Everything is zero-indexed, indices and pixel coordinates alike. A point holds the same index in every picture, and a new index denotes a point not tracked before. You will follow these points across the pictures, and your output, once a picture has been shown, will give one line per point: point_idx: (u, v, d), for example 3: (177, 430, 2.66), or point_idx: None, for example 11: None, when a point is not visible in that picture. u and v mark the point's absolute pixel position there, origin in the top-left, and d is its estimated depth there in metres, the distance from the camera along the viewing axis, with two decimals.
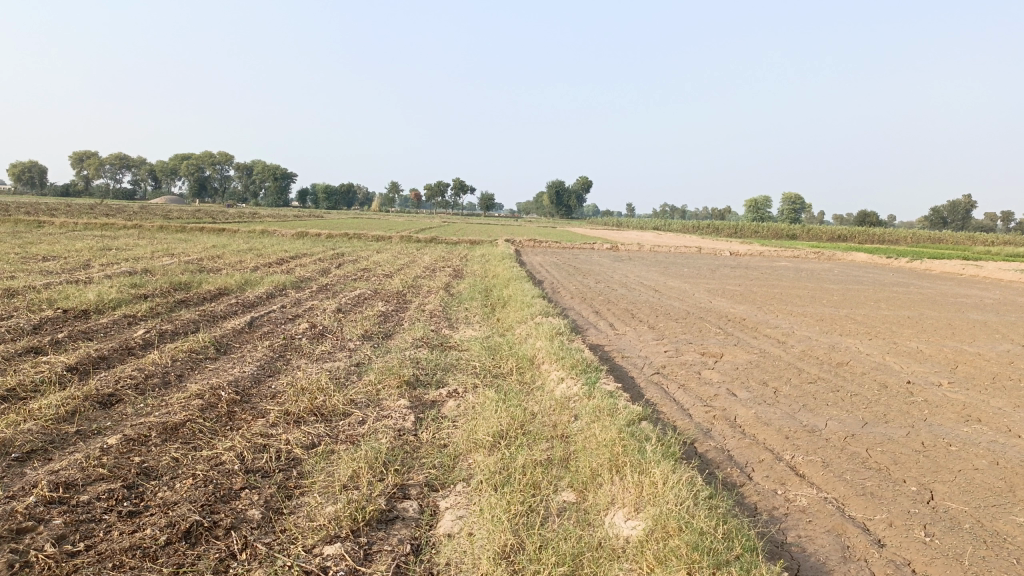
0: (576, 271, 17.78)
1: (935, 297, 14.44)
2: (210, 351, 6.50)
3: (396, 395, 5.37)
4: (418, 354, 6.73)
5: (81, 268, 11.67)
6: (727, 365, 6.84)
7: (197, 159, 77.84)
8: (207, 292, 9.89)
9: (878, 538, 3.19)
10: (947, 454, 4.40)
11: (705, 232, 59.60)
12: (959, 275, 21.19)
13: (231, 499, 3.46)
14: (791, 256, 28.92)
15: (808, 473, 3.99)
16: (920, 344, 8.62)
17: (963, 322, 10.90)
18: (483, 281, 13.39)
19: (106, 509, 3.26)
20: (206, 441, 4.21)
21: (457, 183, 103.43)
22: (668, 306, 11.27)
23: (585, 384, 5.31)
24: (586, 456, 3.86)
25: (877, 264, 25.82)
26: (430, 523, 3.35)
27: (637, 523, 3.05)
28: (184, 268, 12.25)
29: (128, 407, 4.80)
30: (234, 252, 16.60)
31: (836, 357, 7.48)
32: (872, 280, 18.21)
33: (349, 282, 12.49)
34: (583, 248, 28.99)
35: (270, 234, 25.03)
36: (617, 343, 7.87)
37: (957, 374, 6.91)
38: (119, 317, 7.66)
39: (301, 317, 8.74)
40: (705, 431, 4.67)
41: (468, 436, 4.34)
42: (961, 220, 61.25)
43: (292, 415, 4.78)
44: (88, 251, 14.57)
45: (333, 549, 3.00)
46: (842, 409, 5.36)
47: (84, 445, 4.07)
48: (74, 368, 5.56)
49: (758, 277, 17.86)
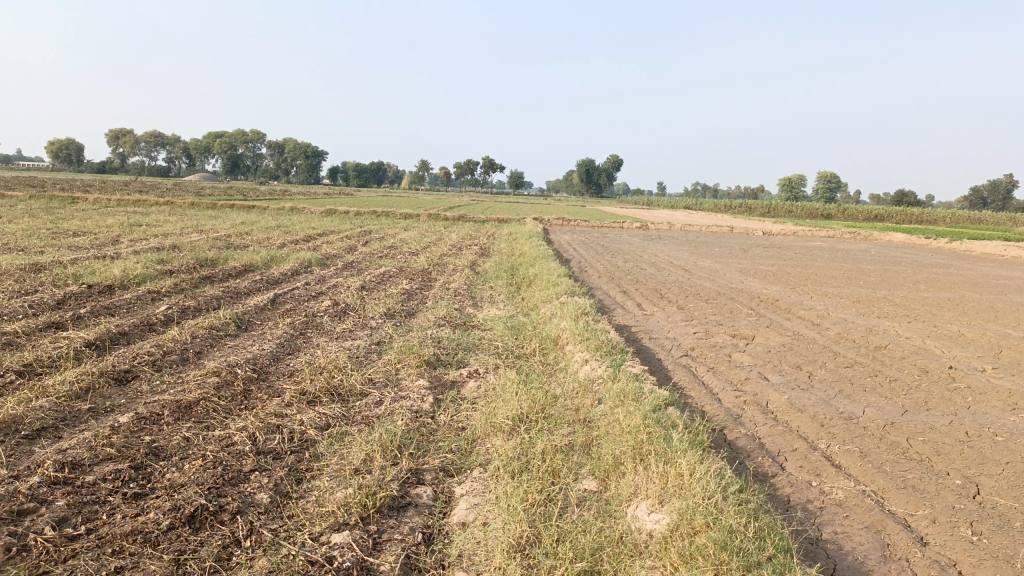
0: (605, 250, 17.56)
1: (975, 279, 13.97)
2: (231, 328, 6.41)
3: (415, 375, 5.23)
4: (440, 333, 6.59)
5: (109, 244, 11.69)
6: (759, 348, 6.60)
7: (228, 137, 78.28)
8: (232, 268, 9.83)
9: (921, 536, 2.99)
10: (993, 446, 4.15)
11: (737, 211, 58.68)
12: (1002, 257, 20.53)
13: (239, 481, 3.34)
14: (826, 236, 28.43)
15: (845, 464, 3.78)
16: (961, 327, 8.30)
17: (1007, 305, 10.50)
18: (508, 259, 13.22)
19: (111, 491, 3.15)
20: (219, 421, 4.09)
21: (487, 161, 102.73)
22: (697, 286, 10.99)
23: (610, 366, 5.12)
24: (610, 443, 3.67)
25: (916, 245, 25.13)
26: (443, 511, 3.20)
27: (662, 517, 2.87)
28: (211, 245, 12.22)
29: (143, 384, 4.72)
30: (262, 228, 16.57)
31: (873, 340, 7.20)
32: (909, 261, 17.69)
33: (375, 259, 12.39)
34: (612, 226, 28.66)
35: (299, 211, 25.09)
36: (645, 324, 7.66)
37: (1002, 359, 6.61)
38: (143, 292, 7.61)
39: (324, 294, 8.64)
40: (736, 418, 4.47)
41: (488, 419, 4.19)
42: (1001, 201, 59.77)
43: (308, 394, 4.65)
44: (117, 226, 14.62)
45: (340, 537, 2.85)
46: (880, 395, 5.12)
47: (96, 423, 3.98)
48: (92, 344, 5.48)
49: (792, 257, 17.48)
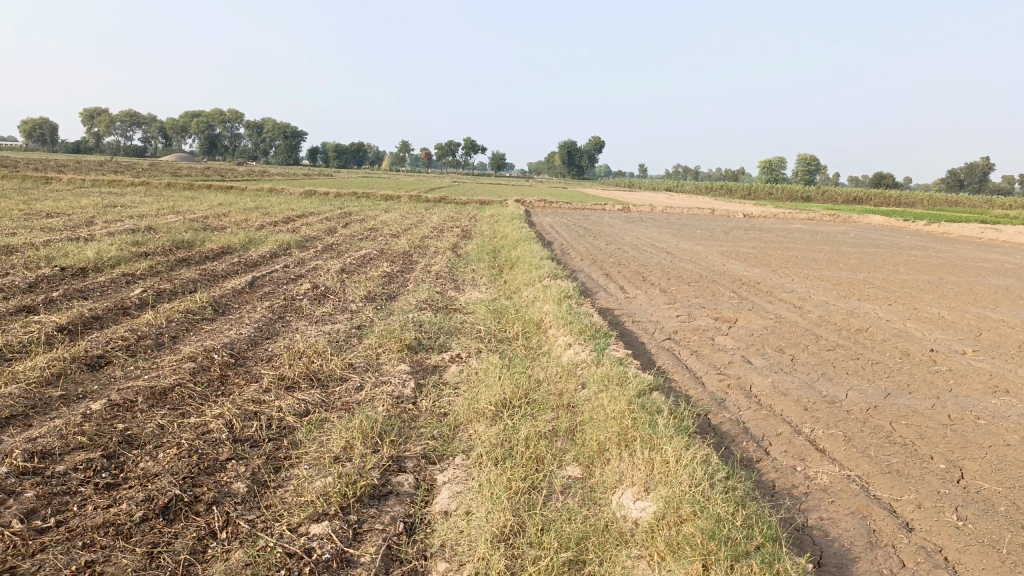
0: (587, 232, 17.56)
1: (953, 261, 14.08)
2: (208, 311, 6.29)
3: (396, 360, 5.15)
4: (422, 317, 6.51)
5: (83, 226, 11.46)
6: (741, 331, 6.59)
7: (206, 117, 77.21)
8: (209, 251, 9.67)
9: (906, 522, 2.97)
10: (976, 429, 4.15)
11: (719, 194, 58.85)
12: (980, 239, 20.70)
13: (215, 471, 3.26)
14: (806, 218, 28.58)
15: (829, 448, 3.76)
16: (941, 309, 8.35)
17: (985, 287, 10.57)
18: (490, 242, 13.13)
19: (82, 482, 3.06)
20: (195, 408, 4.00)
21: (468, 143, 102.10)
22: (679, 269, 10.96)
23: (593, 350, 5.07)
24: (594, 429, 3.62)
25: (895, 227, 25.28)
26: (425, 499, 3.15)
27: (647, 504, 2.83)
28: (188, 226, 12.01)
29: (117, 370, 4.61)
30: (240, 210, 16.34)
31: (855, 323, 7.21)
32: (889, 244, 17.81)
33: (356, 242, 12.25)
34: (594, 209, 28.55)
35: (278, 192, 24.81)
36: (628, 307, 7.62)
37: (982, 341, 6.64)
38: (118, 275, 7.45)
39: (303, 277, 8.51)
40: (720, 402, 4.44)
41: (470, 404, 4.13)
42: (978, 183, 60.41)
43: (286, 380, 4.57)
44: (92, 208, 14.34)
45: (319, 528, 2.79)
46: (863, 378, 5.11)
47: (67, 410, 3.88)
48: (64, 328, 5.35)
49: (772, 240, 17.51)
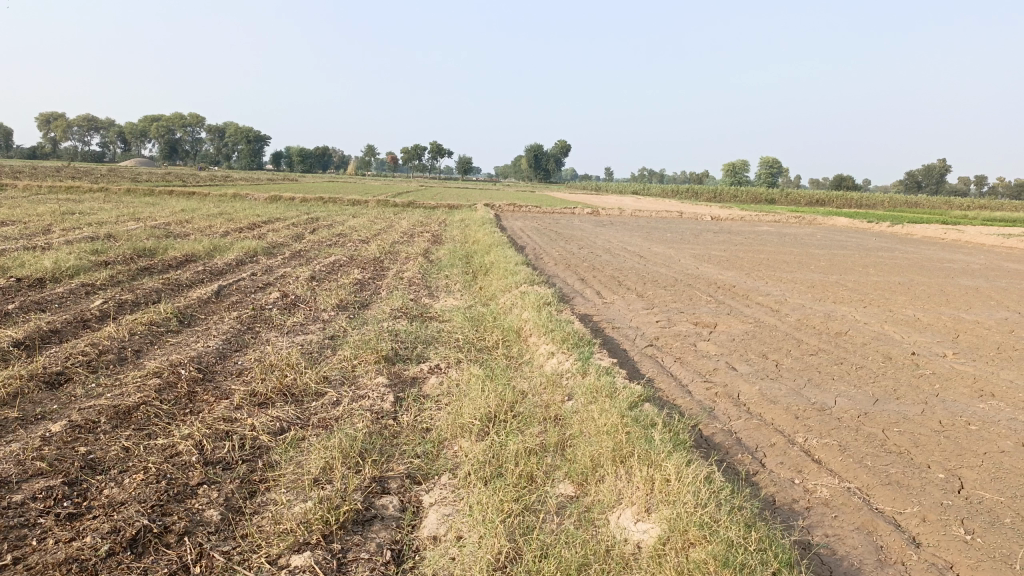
0: (559, 236, 17.44)
1: (922, 263, 14.21)
2: (173, 323, 6.03)
3: (373, 372, 4.97)
4: (397, 326, 6.32)
5: (39, 234, 11.04)
6: (723, 336, 6.50)
7: (167, 122, 75.85)
8: (172, 258, 9.36)
9: (913, 537, 2.88)
10: (969, 435, 4.09)
11: (684, 197, 59.28)
12: (942, 240, 21.00)
13: (186, 497, 3.05)
14: (773, 221, 28.92)
15: (825, 459, 3.66)
16: (916, 311, 8.37)
17: (955, 288, 10.65)
18: (462, 247, 12.98)
19: (42, 512, 2.82)
20: (163, 427, 3.78)
21: (434, 146, 101.62)
22: (653, 273, 10.88)
23: (578, 359, 4.93)
24: (586, 444, 3.48)
25: (859, 229, 25.52)
26: (412, 523, 2.98)
27: (650, 526, 2.70)
28: (149, 233, 11.65)
29: (78, 388, 4.35)
30: (202, 216, 15.93)
31: (834, 326, 7.18)
32: (857, 245, 17.99)
33: (324, 248, 11.99)
34: (564, 212, 28.54)
35: (242, 198, 24.32)
36: (606, 313, 7.50)
37: (960, 344, 6.63)
38: (76, 286, 7.14)
39: (272, 286, 8.26)
40: (709, 411, 4.33)
41: (454, 419, 3.96)
42: (935, 184, 61.81)
43: (259, 396, 4.36)
44: (49, 215, 13.87)
45: (301, 560, 2.61)
46: (850, 384, 5.04)
47: (25, 433, 3.63)
48: (21, 343, 5.07)
49: (742, 242, 17.57)
